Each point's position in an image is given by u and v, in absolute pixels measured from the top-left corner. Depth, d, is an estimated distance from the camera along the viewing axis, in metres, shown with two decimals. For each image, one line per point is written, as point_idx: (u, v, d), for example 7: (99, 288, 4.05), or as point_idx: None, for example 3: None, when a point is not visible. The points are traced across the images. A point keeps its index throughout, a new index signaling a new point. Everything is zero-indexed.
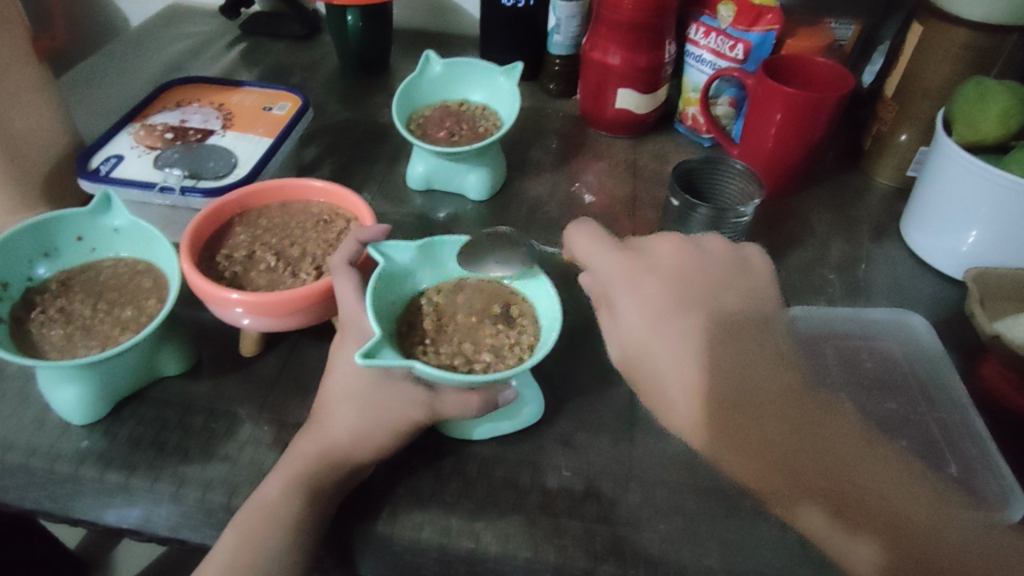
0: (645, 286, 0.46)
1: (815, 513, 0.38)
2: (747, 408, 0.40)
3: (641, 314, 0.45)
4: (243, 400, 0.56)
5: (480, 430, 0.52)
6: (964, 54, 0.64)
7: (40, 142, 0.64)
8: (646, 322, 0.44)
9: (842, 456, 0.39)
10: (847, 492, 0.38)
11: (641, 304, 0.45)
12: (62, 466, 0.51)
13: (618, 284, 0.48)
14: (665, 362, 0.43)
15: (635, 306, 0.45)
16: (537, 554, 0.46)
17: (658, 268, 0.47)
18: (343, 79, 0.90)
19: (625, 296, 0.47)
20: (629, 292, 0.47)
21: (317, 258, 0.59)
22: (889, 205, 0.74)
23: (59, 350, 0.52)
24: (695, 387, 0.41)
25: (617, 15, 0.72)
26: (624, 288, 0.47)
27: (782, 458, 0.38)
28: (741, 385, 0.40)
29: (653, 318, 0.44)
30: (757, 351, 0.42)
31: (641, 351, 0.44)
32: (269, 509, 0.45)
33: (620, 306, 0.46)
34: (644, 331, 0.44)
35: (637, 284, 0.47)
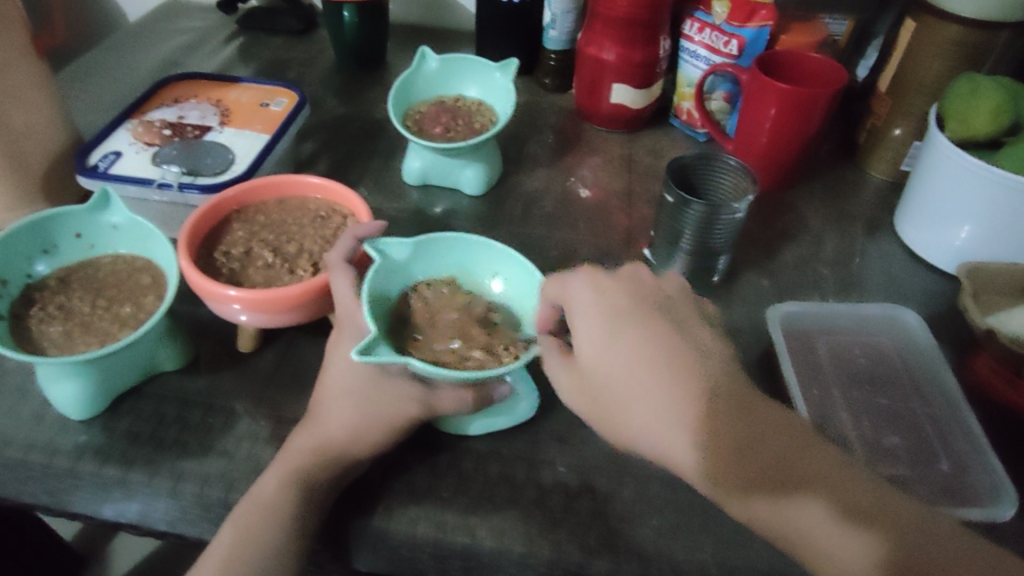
0: (624, 320, 0.43)
1: (813, 510, 0.38)
2: (740, 439, 0.40)
3: (625, 356, 0.42)
4: (240, 396, 0.56)
5: (475, 425, 0.53)
6: (957, 50, 0.64)
7: (37, 138, 0.64)
8: (632, 365, 0.42)
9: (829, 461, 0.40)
10: (840, 490, 0.38)
11: (623, 342, 0.42)
12: (61, 461, 0.51)
13: (591, 318, 0.43)
14: (654, 410, 0.41)
15: (616, 346, 0.42)
16: (531, 549, 0.47)
17: (630, 299, 0.44)
18: (339, 73, 0.90)
19: (604, 333, 0.43)
20: (605, 327, 0.43)
21: (313, 254, 0.59)
22: (883, 200, 0.74)
23: (59, 347, 0.53)
24: (693, 435, 0.40)
25: (612, 11, 0.72)
26: (599, 324, 0.43)
27: (776, 479, 0.39)
28: (735, 426, 0.40)
29: (638, 361, 0.42)
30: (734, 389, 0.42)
31: (629, 394, 0.41)
32: (267, 505, 0.46)
33: (596, 343, 0.43)
34: (631, 375, 0.41)
35: (614, 319, 0.43)
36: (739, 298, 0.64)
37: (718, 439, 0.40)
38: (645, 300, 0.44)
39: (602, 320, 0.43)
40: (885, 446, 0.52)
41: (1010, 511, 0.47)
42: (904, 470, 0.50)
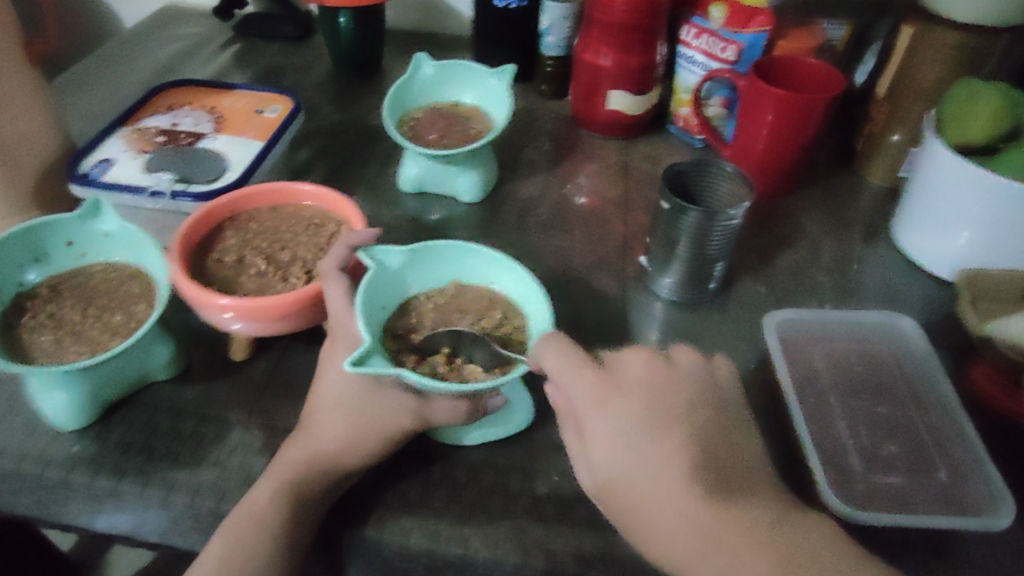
0: (625, 417, 0.42)
1: None
2: (731, 524, 0.39)
3: (624, 454, 0.41)
4: (233, 405, 0.56)
5: (471, 436, 0.52)
6: (956, 55, 0.64)
7: (30, 146, 0.64)
8: (630, 462, 0.41)
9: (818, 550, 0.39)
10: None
11: (623, 440, 0.41)
12: (52, 471, 0.51)
13: (592, 412, 0.42)
14: (650, 502, 0.40)
15: (618, 442, 0.41)
16: (525, 560, 0.46)
17: (634, 393, 0.43)
18: (335, 80, 0.90)
19: (606, 428, 0.42)
20: (606, 425, 0.42)
21: (307, 262, 0.59)
22: (881, 206, 0.74)
23: (49, 356, 0.52)
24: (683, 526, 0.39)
25: (609, 16, 0.71)
26: (601, 420, 0.42)
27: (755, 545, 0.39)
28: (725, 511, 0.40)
29: (637, 459, 0.41)
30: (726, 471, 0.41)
31: (627, 490, 0.41)
32: (258, 516, 0.45)
33: (599, 449, 0.41)
34: (630, 473, 0.41)
35: (615, 415, 0.42)
36: (736, 305, 0.63)
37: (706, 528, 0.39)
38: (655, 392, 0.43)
39: (603, 414, 0.42)
40: (882, 456, 0.51)
41: (1010, 519, 0.47)
42: (901, 479, 0.50)
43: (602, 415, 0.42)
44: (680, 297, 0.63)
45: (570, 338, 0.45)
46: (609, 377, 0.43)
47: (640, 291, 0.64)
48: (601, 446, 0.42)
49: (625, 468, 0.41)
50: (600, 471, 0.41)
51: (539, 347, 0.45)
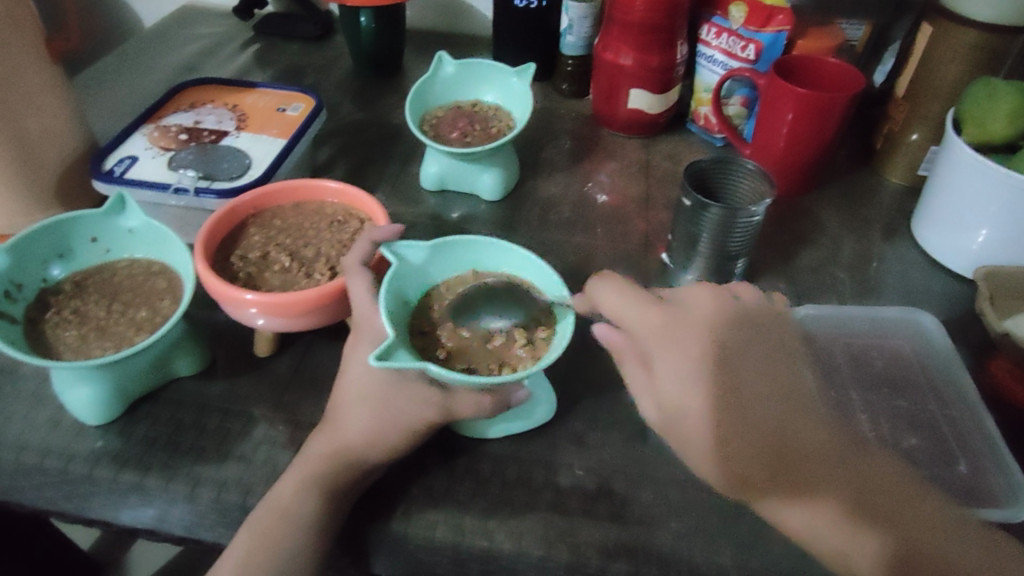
0: (688, 341, 0.42)
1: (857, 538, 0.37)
2: (788, 441, 0.39)
3: (687, 376, 0.41)
4: (257, 401, 0.56)
5: (495, 429, 0.52)
6: (975, 55, 0.64)
7: (53, 143, 0.64)
8: (688, 386, 0.41)
9: (885, 488, 0.39)
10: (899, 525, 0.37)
11: (689, 367, 0.41)
12: (77, 466, 0.51)
13: (659, 338, 0.43)
14: (708, 433, 0.40)
15: (681, 361, 0.41)
16: (550, 553, 0.46)
17: (696, 321, 0.43)
18: (355, 80, 0.90)
19: (669, 349, 0.42)
20: (671, 349, 0.42)
21: (331, 259, 0.59)
22: (900, 205, 0.74)
23: (74, 351, 0.53)
24: (730, 452, 0.39)
25: (630, 16, 0.72)
26: (667, 346, 0.42)
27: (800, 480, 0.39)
28: (776, 440, 0.39)
29: (698, 377, 0.41)
30: (785, 403, 0.41)
31: (690, 409, 0.40)
32: (284, 508, 0.45)
33: (670, 368, 0.42)
34: (692, 385, 0.41)
35: (680, 341, 0.42)
36: None
37: (755, 455, 0.39)
38: (727, 324, 0.43)
39: (669, 338, 0.42)
40: (904, 448, 0.51)
41: None
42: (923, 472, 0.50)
43: (665, 339, 0.42)
44: None
45: (630, 281, 0.47)
46: (671, 310, 0.44)
47: (662, 288, 0.64)
48: (668, 366, 0.42)
49: (688, 389, 0.41)
50: (664, 385, 0.42)
51: (597, 285, 0.46)
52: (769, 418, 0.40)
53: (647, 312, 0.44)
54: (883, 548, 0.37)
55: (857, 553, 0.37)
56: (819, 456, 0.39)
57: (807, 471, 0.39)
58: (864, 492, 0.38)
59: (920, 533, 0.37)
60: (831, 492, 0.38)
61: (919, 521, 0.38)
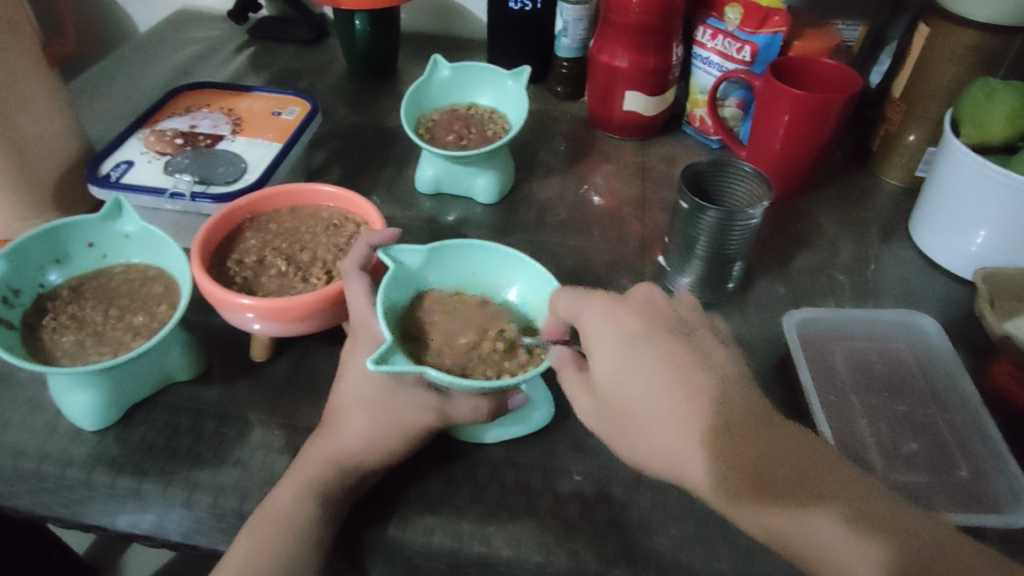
0: (619, 332, 0.44)
1: (821, 518, 0.37)
2: (736, 430, 0.40)
3: (626, 364, 0.43)
4: (254, 406, 0.56)
5: (492, 434, 0.52)
6: (972, 55, 0.64)
7: (49, 148, 0.64)
8: (626, 379, 0.43)
9: (837, 473, 0.39)
10: (857, 506, 0.37)
11: (622, 356, 0.43)
12: (74, 472, 0.51)
13: (595, 332, 0.45)
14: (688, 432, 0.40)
15: (626, 358, 0.43)
16: (548, 558, 0.46)
17: (631, 317, 0.44)
18: (351, 83, 0.90)
19: (614, 345, 0.44)
20: (603, 342, 0.44)
21: (327, 263, 0.59)
22: (897, 206, 0.74)
23: (71, 356, 0.52)
24: (710, 450, 0.40)
25: (626, 18, 0.72)
26: (600, 337, 0.44)
27: (793, 490, 0.38)
28: (761, 444, 0.39)
29: (634, 368, 0.42)
30: (757, 398, 0.42)
31: (626, 398, 0.42)
32: (281, 515, 0.45)
33: (604, 360, 0.44)
34: (628, 378, 0.42)
35: (612, 335, 0.44)
36: (754, 305, 0.63)
37: (740, 455, 0.39)
38: (659, 320, 0.45)
39: (602, 328, 0.45)
40: (903, 453, 0.51)
41: None
42: (924, 478, 0.50)
43: (599, 332, 0.45)
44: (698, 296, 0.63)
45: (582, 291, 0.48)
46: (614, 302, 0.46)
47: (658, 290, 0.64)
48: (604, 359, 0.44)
49: (624, 382, 0.43)
50: (602, 379, 0.44)
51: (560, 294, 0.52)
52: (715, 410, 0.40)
53: (588, 307, 0.46)
54: (885, 558, 0.36)
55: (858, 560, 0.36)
56: (807, 461, 0.39)
57: (801, 482, 0.38)
58: (860, 499, 0.38)
59: (873, 507, 0.38)
60: (829, 501, 0.38)
61: (914, 525, 0.37)
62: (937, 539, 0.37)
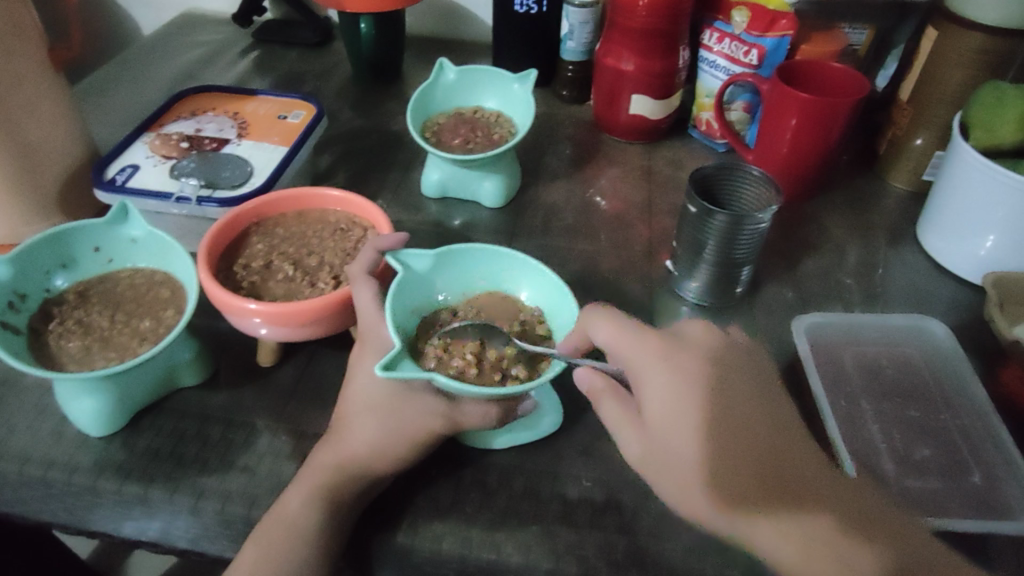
0: (675, 377, 0.41)
1: (817, 518, 0.37)
2: (749, 443, 0.39)
3: (678, 411, 0.40)
4: (261, 411, 0.55)
5: (501, 439, 0.52)
6: (980, 59, 0.64)
7: (54, 152, 0.64)
8: (676, 425, 0.40)
9: (839, 488, 0.39)
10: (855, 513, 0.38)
11: (676, 402, 0.40)
12: (80, 478, 0.51)
13: (646, 372, 0.42)
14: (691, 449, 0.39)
15: (668, 391, 0.41)
16: (559, 565, 0.46)
17: (686, 359, 0.42)
18: (355, 86, 0.90)
19: (653, 382, 0.41)
20: (656, 384, 0.41)
21: (334, 267, 0.59)
22: (904, 210, 0.74)
23: (77, 362, 0.52)
24: (715, 485, 0.38)
25: (632, 21, 0.72)
26: (653, 380, 0.41)
27: (793, 493, 0.38)
28: (759, 456, 0.39)
29: (684, 415, 0.40)
30: (760, 409, 0.41)
31: (672, 445, 0.40)
32: (289, 522, 0.45)
33: (656, 404, 0.41)
34: (677, 425, 0.40)
35: (665, 378, 0.41)
36: (762, 310, 0.63)
37: (735, 465, 0.39)
38: (714, 363, 0.42)
39: (653, 369, 0.42)
40: (915, 459, 0.51)
41: None
42: (936, 484, 0.49)
43: (652, 375, 0.41)
44: (705, 300, 0.63)
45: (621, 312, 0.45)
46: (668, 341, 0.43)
47: (666, 295, 0.64)
48: (654, 403, 0.41)
49: (674, 429, 0.40)
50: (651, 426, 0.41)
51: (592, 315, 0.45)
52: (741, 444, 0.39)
53: (640, 344, 0.43)
54: (877, 562, 0.36)
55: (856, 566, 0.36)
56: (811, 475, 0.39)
57: (795, 490, 0.38)
58: (852, 507, 0.38)
59: (872, 518, 0.38)
60: (827, 505, 0.38)
61: (905, 532, 0.37)
62: (930, 548, 0.37)
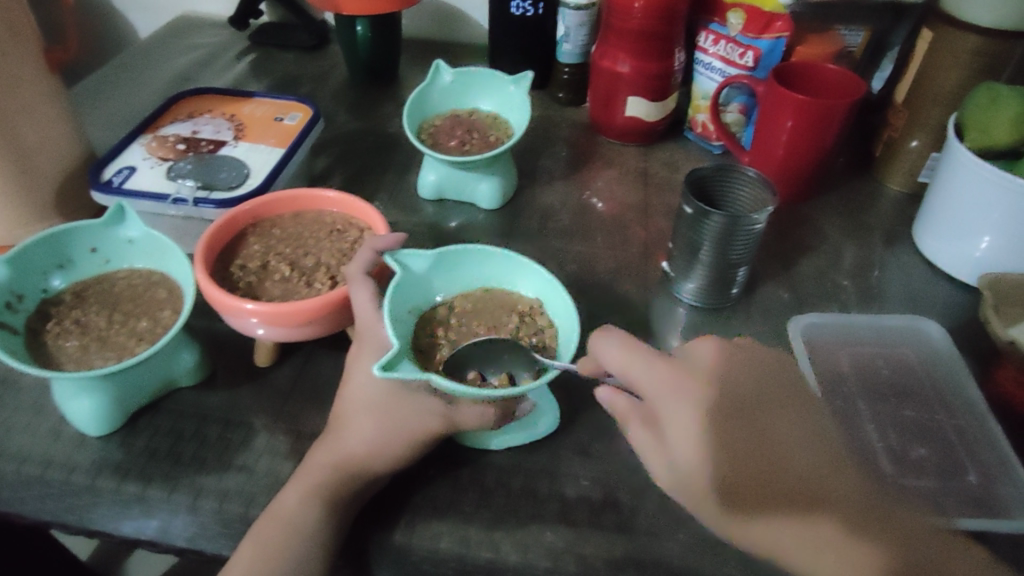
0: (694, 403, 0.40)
1: (822, 525, 0.37)
2: (758, 452, 0.39)
3: (700, 438, 0.39)
4: (258, 411, 0.55)
5: (497, 439, 0.52)
6: (974, 60, 0.65)
7: (51, 153, 0.64)
8: (696, 450, 0.39)
9: (845, 482, 0.39)
10: (862, 511, 0.38)
11: (696, 428, 0.39)
12: (78, 478, 0.50)
13: (665, 399, 0.41)
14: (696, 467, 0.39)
15: (688, 425, 0.40)
16: (556, 564, 0.46)
17: (703, 380, 0.41)
18: (352, 88, 0.90)
19: (671, 413, 0.40)
20: (678, 414, 0.40)
21: (331, 268, 0.59)
22: (900, 212, 0.74)
23: (75, 361, 0.52)
24: (727, 498, 0.38)
25: (628, 23, 0.72)
26: (674, 408, 0.40)
27: (798, 494, 0.38)
28: (759, 458, 0.39)
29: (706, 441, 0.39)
30: (767, 411, 0.41)
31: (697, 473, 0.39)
32: (287, 520, 0.45)
33: (680, 435, 0.40)
34: (699, 451, 0.39)
35: (682, 404, 0.40)
36: (759, 310, 0.63)
37: (738, 471, 0.39)
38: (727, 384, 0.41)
39: (675, 399, 0.40)
40: (912, 458, 0.51)
41: None
42: (933, 484, 0.50)
43: (674, 402, 0.40)
44: (703, 302, 0.63)
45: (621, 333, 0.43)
46: (681, 365, 0.42)
47: (663, 296, 0.64)
48: (678, 434, 0.40)
49: (696, 456, 0.39)
50: (675, 454, 0.40)
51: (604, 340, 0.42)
52: (750, 452, 0.39)
53: (653, 372, 0.41)
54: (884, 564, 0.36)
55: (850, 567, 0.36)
56: (818, 470, 0.39)
57: (792, 491, 0.38)
58: (848, 505, 0.38)
59: (879, 513, 0.38)
60: (831, 506, 0.38)
61: (902, 529, 0.37)
62: (932, 543, 0.37)
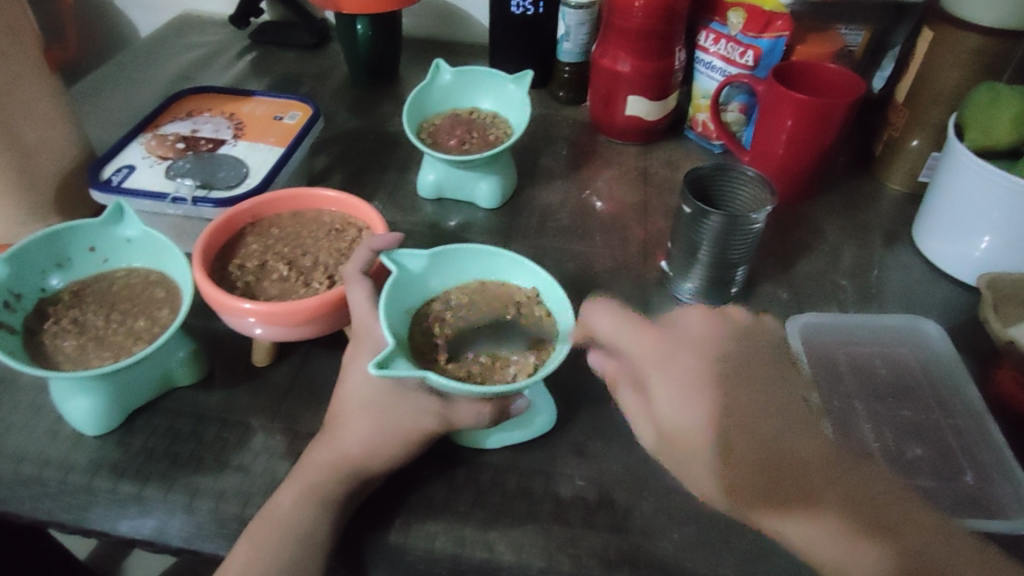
0: (681, 362, 0.41)
1: (825, 516, 0.37)
2: (758, 436, 0.39)
3: (686, 400, 0.40)
4: (255, 410, 0.55)
5: (493, 439, 0.52)
6: (975, 59, 0.64)
7: (50, 152, 0.64)
8: (682, 411, 0.40)
9: (846, 471, 0.39)
10: (864, 501, 0.37)
11: (684, 390, 0.40)
12: (75, 477, 0.51)
13: (652, 364, 0.42)
14: (698, 438, 0.39)
15: (673, 386, 0.41)
16: (551, 564, 0.46)
17: (692, 346, 0.42)
18: (352, 88, 0.90)
19: (652, 368, 0.42)
20: (662, 376, 0.41)
21: (328, 267, 0.59)
22: (900, 211, 0.74)
23: (73, 360, 0.52)
24: (722, 470, 0.38)
25: (627, 22, 0.72)
26: (658, 371, 0.42)
27: (800, 484, 0.38)
28: (760, 440, 0.38)
29: (690, 400, 0.40)
30: (765, 395, 0.41)
31: (682, 433, 0.40)
32: (282, 519, 0.45)
33: (665, 397, 0.41)
34: (686, 412, 0.40)
35: (673, 366, 0.41)
36: (758, 310, 0.63)
37: (738, 451, 0.38)
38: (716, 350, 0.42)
39: (661, 362, 0.42)
40: (909, 459, 0.51)
41: None
42: (930, 484, 0.49)
43: (658, 366, 0.42)
44: (703, 301, 0.63)
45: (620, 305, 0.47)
46: (668, 332, 0.43)
47: (662, 296, 0.64)
48: (663, 394, 0.41)
49: (682, 417, 0.40)
50: (661, 416, 0.41)
51: (590, 309, 0.47)
52: (750, 434, 0.39)
53: (639, 338, 0.44)
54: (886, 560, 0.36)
55: (858, 565, 0.36)
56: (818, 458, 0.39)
57: (804, 483, 0.38)
58: (865, 502, 0.37)
59: (881, 505, 0.37)
60: (836, 497, 0.37)
61: (915, 530, 0.37)
62: (934, 540, 0.37)
